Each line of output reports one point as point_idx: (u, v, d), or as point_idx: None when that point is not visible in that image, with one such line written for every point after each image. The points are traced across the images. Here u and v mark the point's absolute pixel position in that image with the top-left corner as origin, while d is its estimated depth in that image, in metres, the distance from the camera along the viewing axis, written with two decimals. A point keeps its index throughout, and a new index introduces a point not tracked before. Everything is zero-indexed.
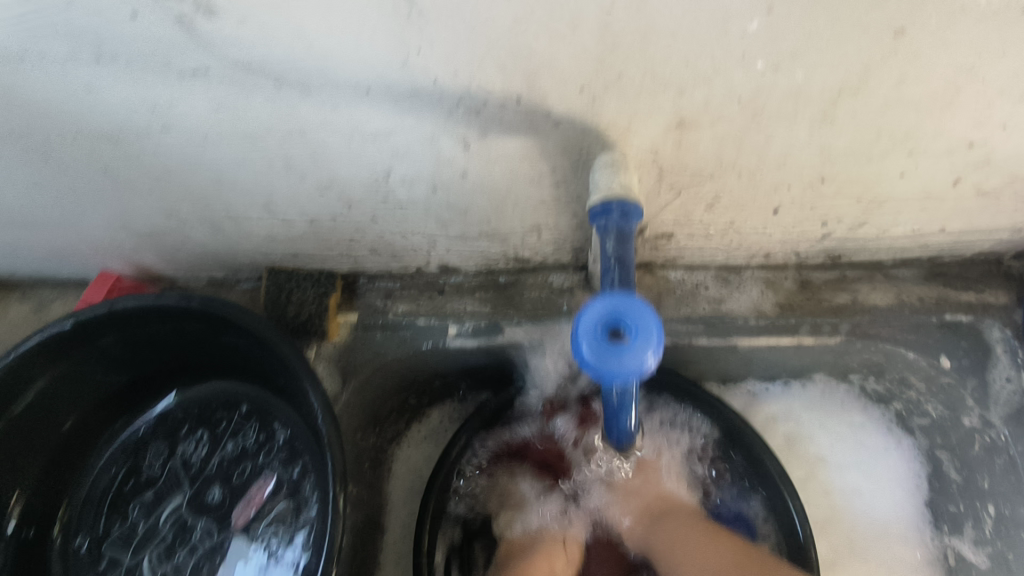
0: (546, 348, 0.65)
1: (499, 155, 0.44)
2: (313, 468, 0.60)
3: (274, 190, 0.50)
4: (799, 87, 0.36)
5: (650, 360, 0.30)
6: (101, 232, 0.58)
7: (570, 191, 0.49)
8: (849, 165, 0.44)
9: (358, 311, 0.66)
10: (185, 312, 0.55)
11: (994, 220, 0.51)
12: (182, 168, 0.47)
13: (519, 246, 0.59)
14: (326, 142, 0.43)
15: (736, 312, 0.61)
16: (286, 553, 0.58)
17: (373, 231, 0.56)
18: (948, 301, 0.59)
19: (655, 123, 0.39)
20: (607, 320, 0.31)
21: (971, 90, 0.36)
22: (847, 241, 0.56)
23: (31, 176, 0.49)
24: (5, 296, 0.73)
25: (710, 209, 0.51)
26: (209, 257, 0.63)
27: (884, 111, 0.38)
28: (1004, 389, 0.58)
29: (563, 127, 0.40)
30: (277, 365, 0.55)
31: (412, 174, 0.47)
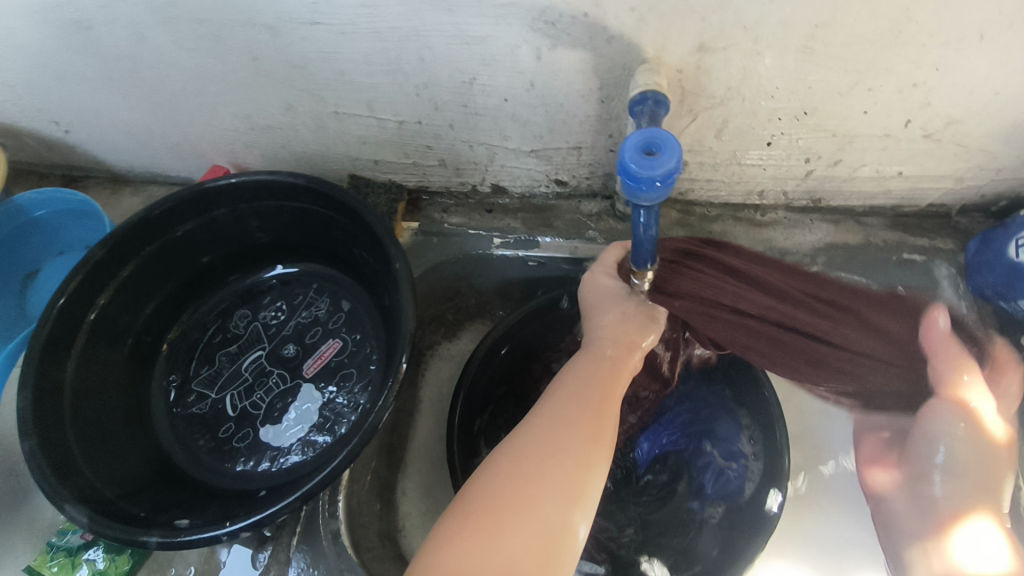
0: (572, 261, 0.78)
1: (563, 67, 0.58)
2: (375, 336, 0.72)
3: (380, 91, 0.64)
4: (787, 18, 0.50)
5: (673, 167, 0.43)
6: (228, 123, 0.73)
7: (611, 109, 0.63)
8: (825, 98, 0.58)
9: (420, 221, 0.80)
10: (293, 188, 0.67)
11: (939, 164, 0.65)
12: (316, 62, 0.61)
13: (561, 166, 0.73)
14: (434, 45, 0.58)
15: (734, 240, 0.74)
16: (350, 399, 0.69)
17: (448, 138, 0.70)
18: (906, 243, 0.73)
19: (683, 44, 0.54)
20: (644, 144, 0.44)
21: (910, 30, 0.50)
22: (825, 180, 0.70)
23: (196, 62, 0.64)
24: (120, 190, 0.87)
25: (718, 136, 0.65)
26: (304, 159, 0.77)
27: (848, 46, 0.52)
28: (947, 311, 0.70)
29: (614, 42, 0.55)
30: (362, 236, 0.67)
31: (491, 82, 0.61)
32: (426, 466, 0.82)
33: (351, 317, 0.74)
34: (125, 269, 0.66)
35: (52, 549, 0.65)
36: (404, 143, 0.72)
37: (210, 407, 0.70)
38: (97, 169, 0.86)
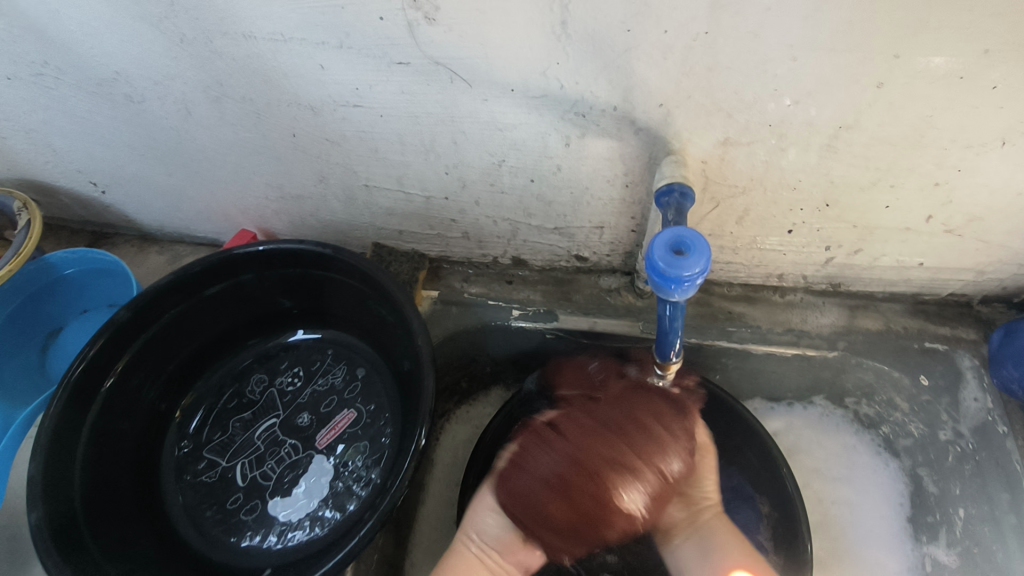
0: (590, 334, 0.77)
1: (590, 154, 0.60)
2: (390, 407, 0.71)
3: (410, 167, 0.66)
4: (812, 119, 0.52)
5: (701, 269, 0.44)
6: (260, 191, 0.75)
7: (635, 194, 0.64)
8: (846, 192, 0.59)
9: (440, 289, 0.80)
10: (318, 257, 0.68)
11: (960, 258, 0.66)
12: (351, 140, 0.63)
13: (583, 244, 0.74)
14: (466, 129, 0.60)
15: (754, 322, 0.74)
16: (361, 473, 0.68)
17: (472, 214, 0.72)
18: (928, 331, 0.72)
19: (709, 138, 0.55)
20: (673, 242, 0.45)
21: (931, 135, 0.52)
22: (845, 268, 0.70)
23: (235, 136, 0.66)
24: (147, 248, 0.88)
25: (740, 222, 0.66)
26: (330, 226, 0.79)
27: (871, 146, 0.54)
28: (972, 405, 0.69)
29: (642, 134, 0.56)
30: (385, 309, 0.68)
31: (519, 164, 0.63)
32: (435, 542, 0.80)
33: (366, 387, 0.73)
34: (147, 333, 0.66)
35: None
36: (430, 216, 0.73)
37: (219, 476, 0.69)
38: (128, 227, 0.88)
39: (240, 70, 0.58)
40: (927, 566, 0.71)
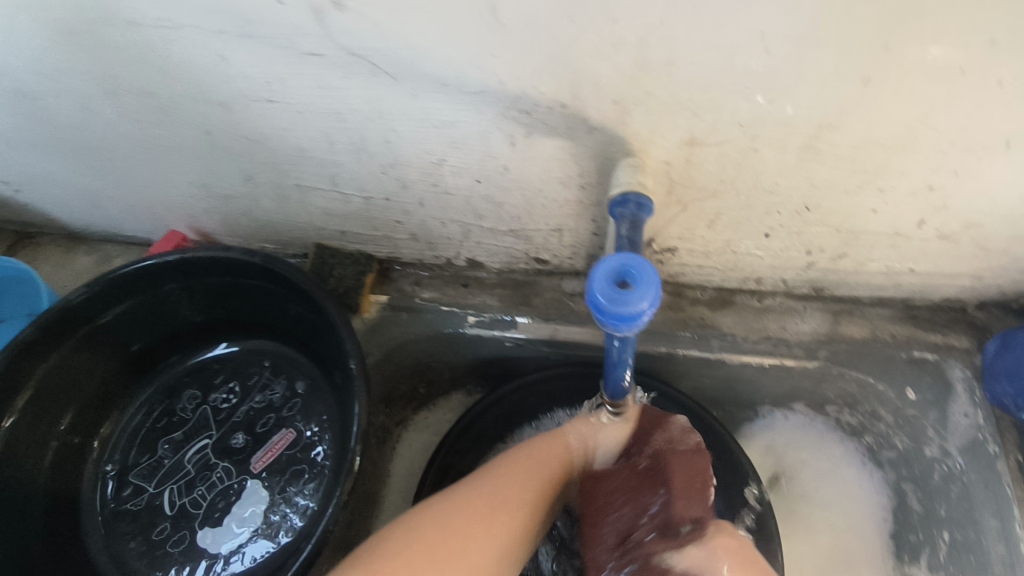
0: (551, 343, 0.72)
1: (540, 154, 0.53)
2: (331, 426, 0.65)
3: (342, 167, 0.59)
4: (790, 119, 0.45)
5: (649, 307, 0.37)
6: (183, 190, 0.67)
7: (593, 196, 0.57)
8: (829, 195, 0.52)
9: (389, 294, 0.73)
10: (246, 265, 0.62)
11: (955, 264, 0.59)
12: (272, 137, 0.56)
13: (542, 246, 0.67)
14: (398, 127, 0.52)
15: (728, 329, 0.68)
16: (298, 499, 0.63)
17: (418, 215, 0.64)
18: (917, 339, 0.66)
19: (672, 139, 0.48)
20: (617, 273, 0.38)
21: (927, 136, 0.45)
22: (829, 272, 0.64)
23: (145, 134, 0.59)
24: (74, 248, 0.81)
25: (711, 226, 0.59)
26: (267, 227, 0.72)
27: (858, 148, 0.47)
28: (961, 421, 0.64)
29: (596, 133, 0.49)
30: (319, 323, 0.62)
31: (462, 165, 0.55)
32: None
33: (306, 403, 0.67)
34: (54, 356, 0.60)
35: None
36: (372, 217, 0.66)
37: (146, 504, 0.63)
38: (52, 226, 0.80)
39: (131, 61, 0.50)
40: None
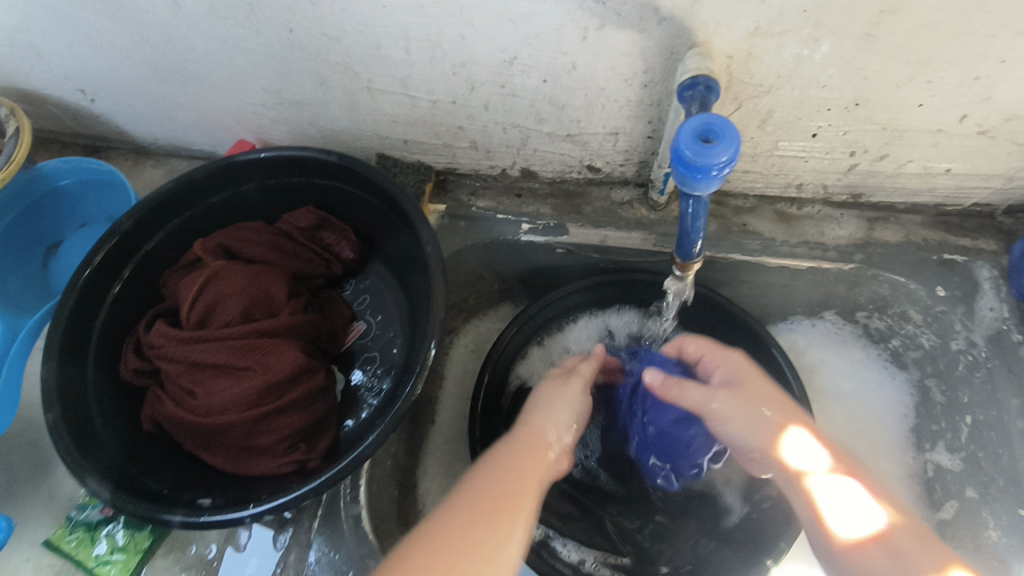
0: (600, 250, 0.76)
1: (609, 49, 0.56)
2: (399, 318, 0.70)
3: (415, 67, 0.62)
4: (852, 4, 0.48)
5: (729, 159, 0.41)
6: (255, 97, 0.71)
7: (653, 94, 0.61)
8: (879, 89, 0.56)
9: (447, 203, 0.78)
10: (321, 165, 0.67)
11: (991, 164, 0.63)
12: (352, 35, 0.59)
13: (596, 152, 0.71)
14: (475, 21, 0.56)
15: (770, 235, 0.73)
16: (374, 383, 0.68)
17: (481, 119, 0.68)
18: (948, 243, 0.70)
19: (737, 28, 0.52)
20: (699, 130, 0.42)
21: (979, 20, 0.48)
22: (869, 175, 0.68)
23: (228, 34, 0.62)
24: (143, 161, 0.85)
25: (762, 125, 0.63)
26: (331, 136, 0.75)
27: (911, 35, 0.50)
28: (987, 315, 0.69)
29: (665, 24, 0.52)
30: (393, 218, 0.67)
31: (532, 62, 0.59)
32: (447, 447, 0.81)
33: (374, 299, 0.73)
34: (148, 246, 0.66)
35: (72, 523, 0.63)
36: (436, 123, 0.70)
37: None
38: (121, 140, 0.84)
39: None
40: (929, 472, 0.72)
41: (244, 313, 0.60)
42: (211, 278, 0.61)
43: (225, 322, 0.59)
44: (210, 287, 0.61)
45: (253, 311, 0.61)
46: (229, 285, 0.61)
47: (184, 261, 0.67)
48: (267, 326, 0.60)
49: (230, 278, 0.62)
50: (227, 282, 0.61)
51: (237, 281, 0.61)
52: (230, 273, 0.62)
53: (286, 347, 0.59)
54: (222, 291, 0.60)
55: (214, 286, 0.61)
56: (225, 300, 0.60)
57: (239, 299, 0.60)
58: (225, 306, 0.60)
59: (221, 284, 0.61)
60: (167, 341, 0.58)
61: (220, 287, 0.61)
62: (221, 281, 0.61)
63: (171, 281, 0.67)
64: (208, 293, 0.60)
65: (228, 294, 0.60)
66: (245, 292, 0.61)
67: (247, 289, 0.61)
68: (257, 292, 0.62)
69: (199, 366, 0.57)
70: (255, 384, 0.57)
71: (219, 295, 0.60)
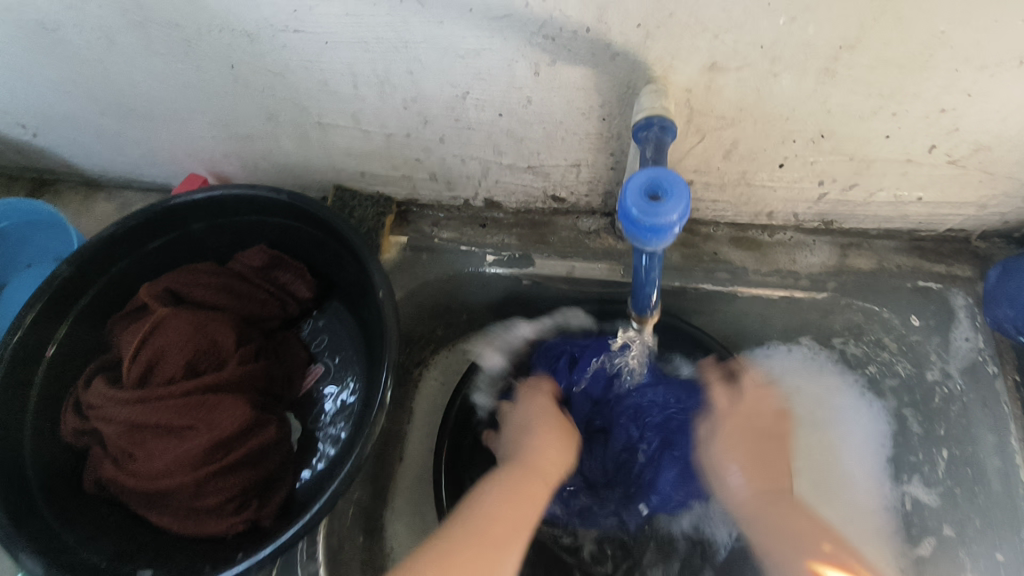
0: (569, 280, 0.73)
1: (563, 83, 0.54)
2: (357, 360, 0.68)
3: (365, 102, 0.59)
4: (809, 38, 0.46)
5: (677, 217, 0.39)
6: (203, 132, 0.68)
7: (613, 127, 0.58)
8: (843, 121, 0.54)
9: (409, 235, 0.75)
10: (272, 204, 0.64)
11: (962, 192, 0.61)
12: (296, 71, 0.56)
13: (559, 183, 0.69)
14: (423, 57, 0.53)
15: (739, 263, 0.71)
16: (330, 429, 0.66)
17: (438, 152, 0.65)
18: (921, 270, 0.69)
19: (693, 63, 0.49)
20: (648, 186, 0.40)
21: (942, 55, 0.46)
22: (840, 204, 0.66)
23: (166, 69, 0.59)
24: (92, 194, 0.82)
25: (727, 156, 0.60)
26: (285, 169, 0.73)
27: (873, 69, 0.48)
28: (963, 345, 0.67)
29: (619, 59, 0.50)
30: (347, 258, 0.64)
31: (484, 96, 0.56)
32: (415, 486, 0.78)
33: (332, 339, 0.70)
34: (85, 298, 0.63)
35: None
36: (392, 155, 0.67)
37: None
38: (69, 173, 0.81)
39: None
40: (907, 505, 0.70)
41: (190, 366, 0.58)
42: (154, 330, 0.59)
43: (168, 377, 0.57)
44: (153, 340, 0.58)
45: (200, 362, 0.59)
46: (173, 337, 0.59)
47: (132, 307, 0.64)
48: (213, 378, 0.58)
49: (173, 329, 0.59)
50: (170, 334, 0.59)
51: (180, 331, 0.59)
52: (174, 323, 0.59)
53: (232, 401, 0.57)
54: (165, 344, 0.58)
55: (157, 338, 0.58)
56: (169, 353, 0.58)
57: (183, 351, 0.58)
58: (169, 359, 0.58)
59: (165, 336, 0.59)
60: (107, 402, 0.56)
61: (163, 339, 0.58)
62: (164, 333, 0.59)
63: (115, 328, 0.64)
64: (149, 346, 0.58)
65: (172, 347, 0.58)
66: (190, 343, 0.59)
67: (191, 340, 0.59)
68: (203, 341, 0.59)
69: (141, 427, 0.55)
70: (201, 443, 0.55)
71: (163, 348, 0.58)
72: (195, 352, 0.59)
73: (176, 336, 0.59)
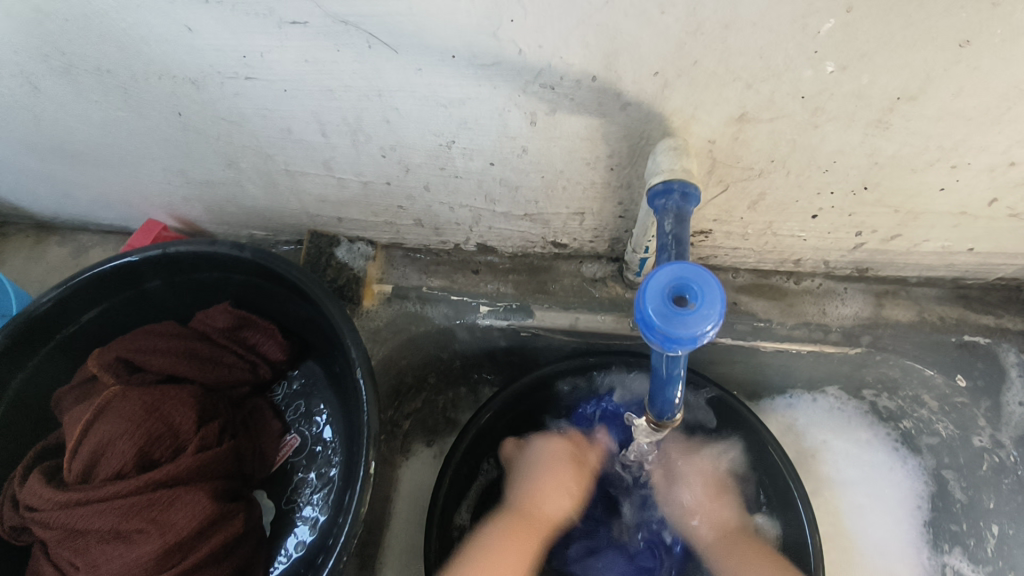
0: (571, 332, 0.66)
1: (563, 133, 0.46)
2: (335, 430, 0.61)
3: (336, 151, 0.52)
4: (862, 89, 0.38)
5: (710, 328, 0.32)
6: (156, 177, 0.60)
7: (622, 177, 0.50)
8: (892, 173, 0.46)
9: (393, 283, 0.67)
10: (236, 261, 0.57)
11: (1021, 244, 0.54)
12: (253, 118, 0.49)
13: (560, 230, 0.61)
14: (399, 105, 0.45)
15: (761, 315, 0.63)
16: (307, 510, 0.59)
17: (423, 200, 0.58)
18: (967, 322, 0.61)
19: (719, 114, 0.42)
20: (673, 286, 0.33)
21: (1022, 106, 0.38)
22: (877, 253, 0.58)
23: (106, 116, 0.51)
24: (45, 238, 0.74)
25: (752, 207, 0.53)
26: (254, 214, 0.65)
27: (934, 120, 0.40)
28: (1016, 411, 0.59)
29: (630, 109, 0.42)
30: (320, 320, 0.57)
31: (473, 145, 0.49)
32: (407, 556, 0.71)
33: (308, 404, 0.63)
34: (19, 377, 0.56)
35: None
36: (372, 203, 0.60)
37: None
38: (17, 215, 0.73)
39: (83, 35, 0.42)
40: None
41: (141, 457, 0.50)
42: (100, 414, 0.52)
43: (114, 471, 0.49)
44: (99, 427, 0.51)
45: (154, 450, 0.51)
46: (121, 422, 0.51)
47: (79, 380, 0.57)
48: (169, 472, 0.50)
49: (123, 412, 0.51)
50: (117, 418, 0.51)
51: (129, 416, 0.51)
52: (124, 404, 0.52)
53: (190, 496, 0.50)
54: (112, 432, 0.50)
55: (103, 425, 0.51)
56: (116, 443, 0.50)
57: (133, 439, 0.50)
58: (115, 450, 0.50)
59: (112, 422, 0.51)
60: (43, 505, 0.49)
61: (109, 425, 0.51)
62: (110, 418, 0.51)
63: (63, 402, 0.57)
64: (94, 434, 0.51)
65: (119, 436, 0.50)
66: (141, 430, 0.51)
67: (143, 425, 0.51)
68: (157, 426, 0.52)
69: (84, 532, 0.48)
70: (153, 552, 0.47)
71: (109, 438, 0.50)
72: (147, 439, 0.51)
73: (124, 422, 0.51)
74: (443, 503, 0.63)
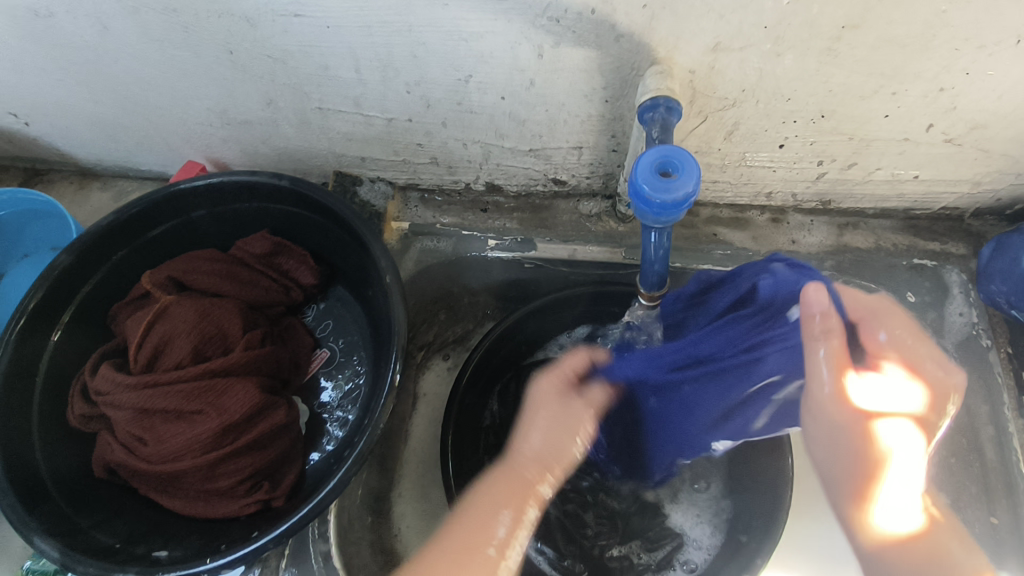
0: (570, 264, 0.74)
1: (566, 65, 0.54)
2: (362, 345, 0.68)
3: (366, 87, 0.59)
4: (813, 18, 0.46)
5: (689, 189, 0.39)
6: (199, 117, 0.67)
7: (615, 109, 0.58)
8: (844, 100, 0.54)
9: (410, 221, 0.76)
10: (274, 190, 0.64)
11: (958, 171, 0.62)
12: (296, 56, 0.56)
13: (560, 166, 0.69)
14: (426, 41, 0.53)
15: (737, 244, 0.71)
16: (338, 412, 0.66)
17: (440, 136, 0.65)
18: (917, 247, 0.71)
19: (696, 45, 0.50)
20: (658, 162, 0.41)
21: (944, 34, 0.47)
22: (838, 184, 0.67)
23: (164, 55, 0.58)
24: (88, 184, 0.81)
25: (728, 137, 0.61)
26: (285, 155, 0.72)
27: (875, 48, 0.49)
28: (957, 321, 0.68)
29: (623, 40, 0.50)
30: (349, 241, 0.64)
31: (487, 79, 0.56)
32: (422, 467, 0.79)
33: (336, 324, 0.70)
34: (86, 287, 0.63)
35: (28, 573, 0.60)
36: (394, 140, 0.67)
37: None
38: (62, 162, 0.80)
39: None
40: None
41: (198, 352, 0.58)
42: (162, 317, 0.59)
43: (175, 363, 0.57)
44: (161, 328, 0.58)
45: (209, 348, 0.59)
46: (180, 322, 0.59)
47: (136, 294, 0.64)
48: (223, 363, 0.57)
49: (181, 315, 0.59)
50: (177, 320, 0.59)
51: (188, 317, 0.59)
52: (182, 309, 0.60)
53: (240, 385, 0.57)
54: (173, 331, 0.58)
55: (165, 325, 0.59)
56: (177, 339, 0.58)
57: (191, 335, 0.58)
58: (177, 345, 0.58)
59: (172, 324, 0.59)
60: (116, 389, 0.56)
61: (170, 324, 0.59)
62: (171, 320, 0.59)
63: (120, 315, 0.64)
64: (155, 333, 0.58)
65: (180, 333, 0.58)
66: (198, 328, 0.59)
67: (201, 325, 0.59)
68: (211, 327, 0.59)
69: (150, 412, 0.56)
70: (212, 429, 0.54)
71: (171, 335, 0.58)
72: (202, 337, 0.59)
73: (183, 322, 0.59)
74: (459, 411, 0.71)
